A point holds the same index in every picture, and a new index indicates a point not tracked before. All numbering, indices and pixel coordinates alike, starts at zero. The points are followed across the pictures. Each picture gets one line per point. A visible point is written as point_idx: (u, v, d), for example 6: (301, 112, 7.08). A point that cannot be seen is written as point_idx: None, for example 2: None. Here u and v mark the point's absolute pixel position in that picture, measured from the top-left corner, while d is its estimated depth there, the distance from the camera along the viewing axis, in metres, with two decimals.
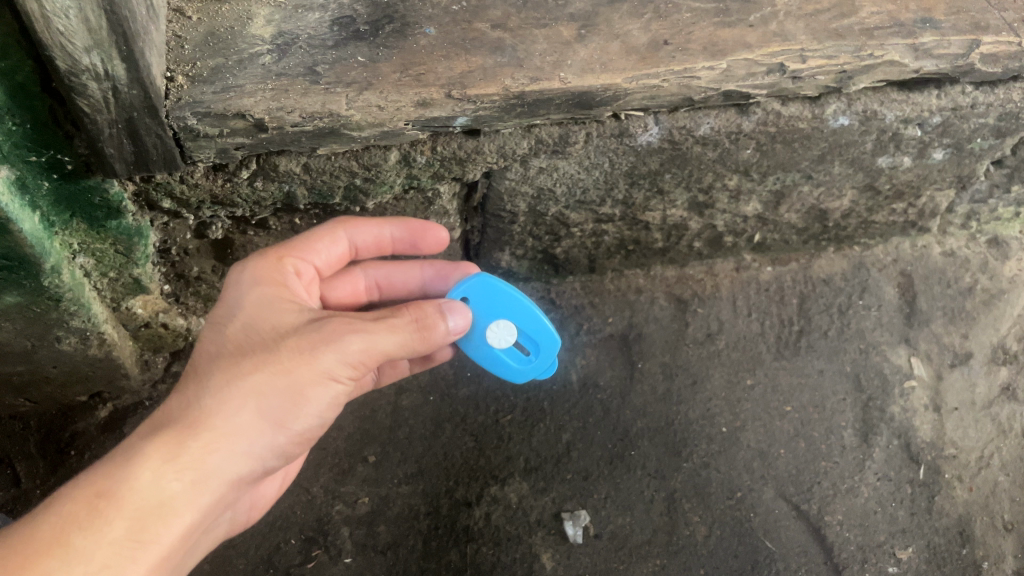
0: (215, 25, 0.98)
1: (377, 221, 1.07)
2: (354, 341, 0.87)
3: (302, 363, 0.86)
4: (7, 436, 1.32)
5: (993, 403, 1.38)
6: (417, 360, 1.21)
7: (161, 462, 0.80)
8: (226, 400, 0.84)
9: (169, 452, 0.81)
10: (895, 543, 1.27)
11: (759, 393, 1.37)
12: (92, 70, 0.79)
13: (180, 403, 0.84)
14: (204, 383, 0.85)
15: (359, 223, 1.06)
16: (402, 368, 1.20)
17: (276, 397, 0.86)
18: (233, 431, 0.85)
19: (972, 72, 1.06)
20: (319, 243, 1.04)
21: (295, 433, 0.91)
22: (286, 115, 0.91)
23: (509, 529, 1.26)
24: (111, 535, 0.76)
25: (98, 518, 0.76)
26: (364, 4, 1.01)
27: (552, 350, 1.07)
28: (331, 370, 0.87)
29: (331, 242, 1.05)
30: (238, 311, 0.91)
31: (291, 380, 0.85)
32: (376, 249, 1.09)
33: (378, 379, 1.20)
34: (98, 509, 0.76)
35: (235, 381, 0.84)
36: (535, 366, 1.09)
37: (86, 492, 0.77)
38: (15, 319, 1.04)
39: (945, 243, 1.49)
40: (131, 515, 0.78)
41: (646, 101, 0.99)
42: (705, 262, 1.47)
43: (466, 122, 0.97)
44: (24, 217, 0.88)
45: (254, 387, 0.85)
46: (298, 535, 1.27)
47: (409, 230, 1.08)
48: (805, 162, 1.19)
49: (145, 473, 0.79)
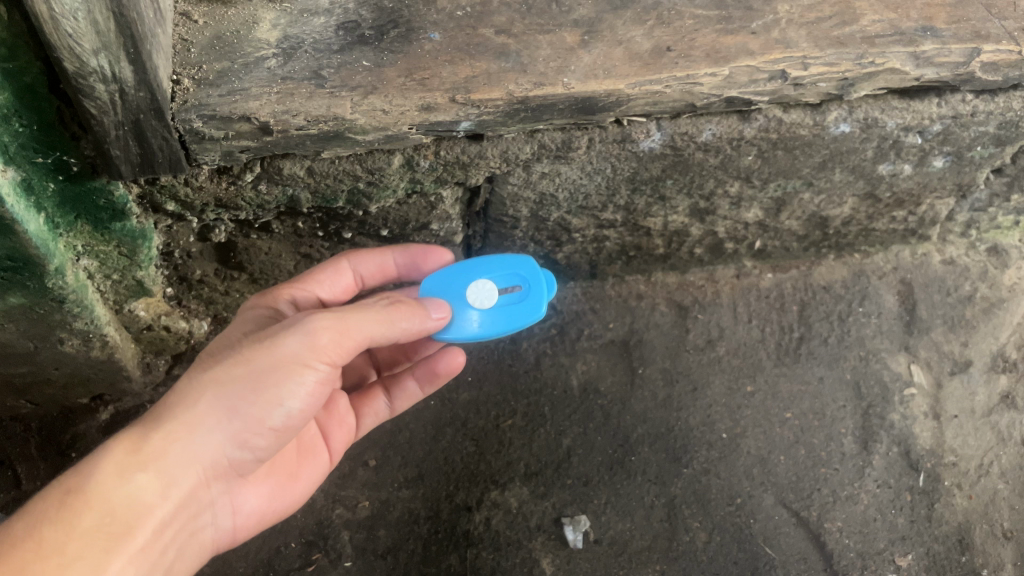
0: (221, 29, 0.98)
1: (378, 251, 1.13)
2: (319, 321, 0.86)
3: (264, 348, 0.85)
4: (7, 437, 1.32)
5: (992, 411, 1.38)
6: (426, 381, 1.18)
7: (125, 454, 0.80)
8: (190, 392, 0.84)
9: (134, 445, 0.81)
10: (895, 550, 1.28)
11: (758, 400, 1.38)
12: (99, 72, 0.79)
13: (151, 404, 0.85)
14: (173, 382, 0.86)
15: (360, 254, 1.14)
16: (414, 391, 1.19)
17: (243, 387, 0.84)
18: (200, 422, 0.84)
19: (972, 80, 1.07)
20: (320, 275, 1.10)
21: (274, 427, 0.88)
22: (291, 118, 0.91)
23: (509, 534, 1.26)
24: (80, 527, 0.76)
25: (66, 512, 0.76)
26: (369, 9, 1.02)
27: (532, 267, 1.07)
28: (297, 353, 0.85)
29: (335, 273, 1.12)
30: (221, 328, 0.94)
31: (255, 367, 0.84)
32: (380, 275, 1.15)
33: (392, 408, 1.19)
34: (68, 504, 0.76)
35: (200, 373, 0.85)
36: (536, 290, 1.06)
37: (56, 489, 0.77)
38: (18, 320, 1.04)
39: (945, 251, 1.49)
40: (99, 508, 0.77)
41: (648, 106, 1.00)
42: (706, 269, 1.47)
43: (469, 127, 0.97)
44: (29, 218, 0.88)
45: (216, 376, 0.84)
46: (298, 539, 1.27)
47: (411, 254, 1.14)
48: (806, 169, 1.19)
49: (110, 467, 0.79)
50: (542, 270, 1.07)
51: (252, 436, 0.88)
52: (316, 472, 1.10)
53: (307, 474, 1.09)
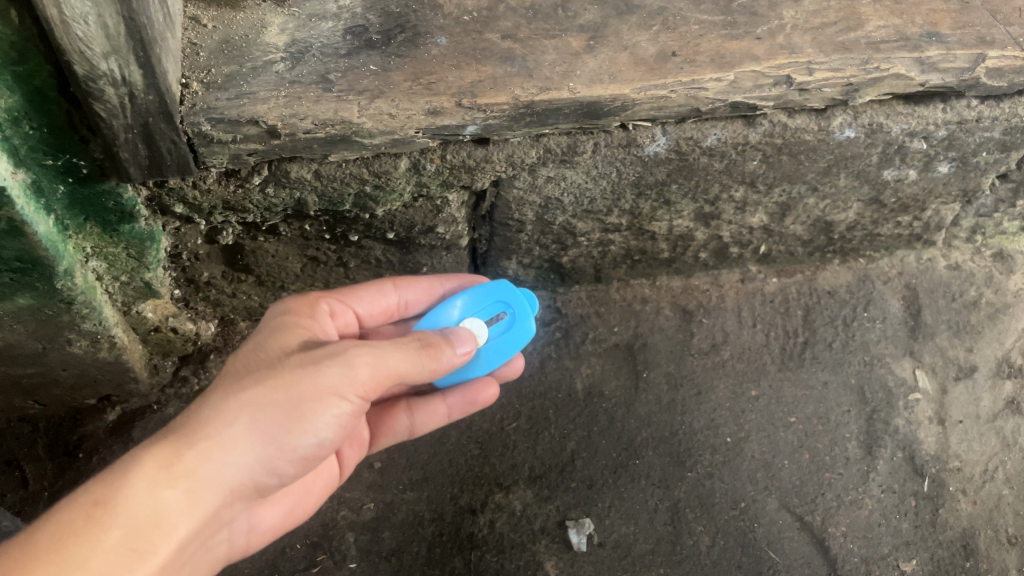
0: (229, 33, 0.99)
1: (427, 280, 1.15)
2: (359, 355, 0.86)
3: (305, 376, 0.84)
4: (15, 437, 1.33)
5: (997, 416, 1.38)
6: (456, 406, 1.16)
7: (157, 469, 0.79)
8: (225, 410, 0.82)
9: (166, 460, 0.79)
10: (899, 556, 1.27)
11: (763, 404, 1.38)
12: (109, 76, 0.80)
13: (181, 415, 0.83)
14: (206, 395, 0.84)
15: (409, 279, 1.14)
16: (442, 413, 1.16)
17: (281, 414, 0.84)
18: (231, 442, 0.82)
19: (977, 86, 1.07)
20: (364, 291, 1.10)
21: (301, 453, 0.88)
22: (298, 122, 0.92)
23: (513, 537, 1.26)
24: (107, 542, 0.74)
25: (94, 526, 0.74)
26: (377, 14, 1.03)
27: (507, 292, 1.09)
28: (335, 385, 0.85)
29: (379, 293, 1.11)
30: (253, 336, 0.92)
31: (292, 395, 0.84)
32: (423, 300, 1.15)
33: (413, 426, 1.16)
34: (95, 517, 0.75)
35: (235, 393, 0.83)
36: (520, 310, 1.08)
37: (84, 500, 0.76)
38: (27, 321, 1.05)
39: (950, 257, 1.49)
40: (126, 523, 0.76)
41: (653, 111, 1.01)
42: (710, 273, 1.47)
43: (476, 131, 0.98)
44: (39, 220, 0.89)
45: (253, 399, 0.83)
46: (304, 540, 1.27)
47: (457, 284, 1.17)
48: (811, 174, 1.20)
49: (141, 482, 0.77)
50: (517, 288, 1.09)
51: (279, 460, 0.87)
52: (327, 484, 1.11)
53: (318, 488, 1.10)
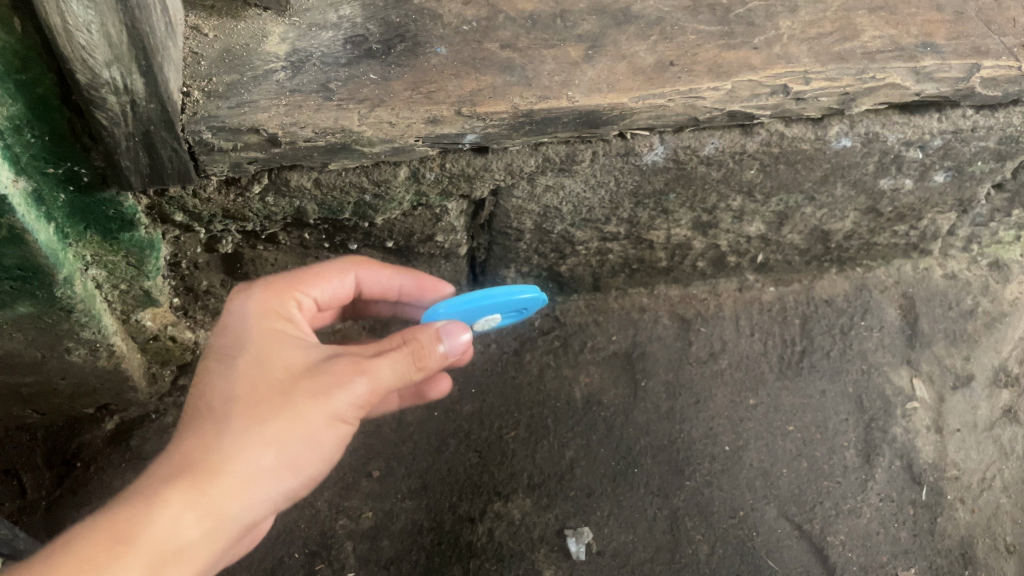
0: (230, 42, 1.00)
1: (389, 271, 1.09)
2: (363, 381, 0.85)
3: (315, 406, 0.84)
4: (13, 447, 1.32)
5: (995, 425, 1.38)
6: (408, 397, 1.17)
7: (177, 504, 0.78)
8: (241, 444, 0.81)
9: (183, 494, 0.79)
10: (897, 564, 1.27)
11: (761, 412, 1.38)
12: (111, 84, 0.81)
13: (193, 442, 0.81)
14: (217, 426, 0.82)
15: (370, 266, 1.08)
16: (394, 404, 1.17)
17: (294, 441, 0.84)
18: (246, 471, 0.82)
19: (972, 96, 1.08)
20: (324, 277, 1.03)
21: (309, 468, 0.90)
22: (299, 130, 0.93)
23: (512, 546, 1.26)
24: None
25: (117, 563, 0.74)
26: (377, 24, 1.04)
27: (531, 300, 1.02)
28: (344, 412, 0.85)
29: (339, 279, 1.05)
30: (247, 345, 0.88)
31: (305, 423, 0.84)
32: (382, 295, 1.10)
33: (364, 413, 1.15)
34: (118, 554, 0.74)
35: (249, 424, 0.82)
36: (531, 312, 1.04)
37: (103, 536, 0.75)
38: (26, 330, 1.05)
39: (946, 266, 1.50)
40: (149, 558, 0.76)
41: (651, 120, 1.02)
42: (708, 282, 1.48)
43: (475, 139, 0.99)
44: (40, 229, 0.90)
45: (267, 431, 0.82)
46: (302, 549, 1.26)
47: (419, 283, 1.12)
48: (808, 183, 1.20)
49: (162, 518, 0.77)
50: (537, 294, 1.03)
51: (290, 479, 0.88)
52: None
53: None
